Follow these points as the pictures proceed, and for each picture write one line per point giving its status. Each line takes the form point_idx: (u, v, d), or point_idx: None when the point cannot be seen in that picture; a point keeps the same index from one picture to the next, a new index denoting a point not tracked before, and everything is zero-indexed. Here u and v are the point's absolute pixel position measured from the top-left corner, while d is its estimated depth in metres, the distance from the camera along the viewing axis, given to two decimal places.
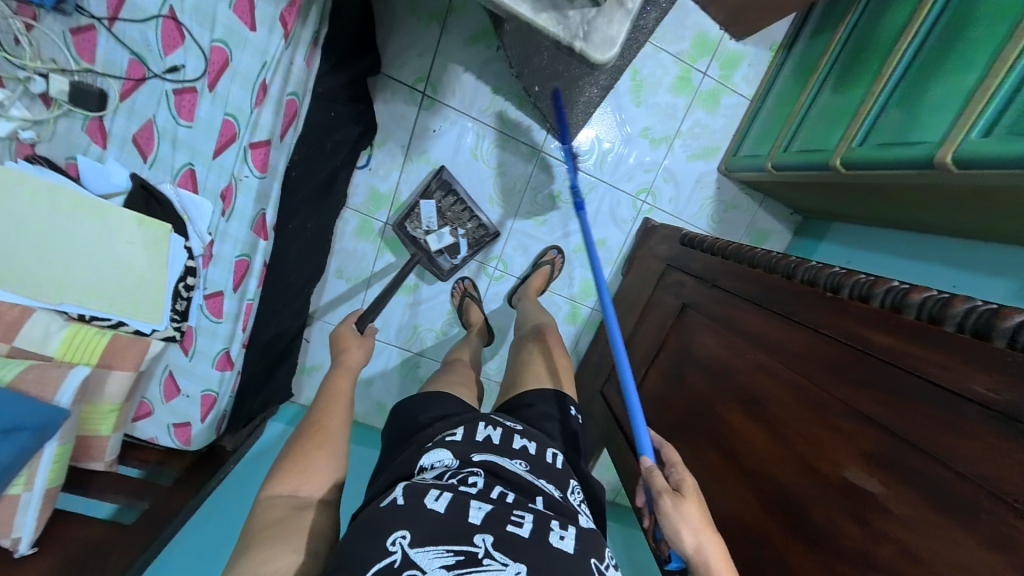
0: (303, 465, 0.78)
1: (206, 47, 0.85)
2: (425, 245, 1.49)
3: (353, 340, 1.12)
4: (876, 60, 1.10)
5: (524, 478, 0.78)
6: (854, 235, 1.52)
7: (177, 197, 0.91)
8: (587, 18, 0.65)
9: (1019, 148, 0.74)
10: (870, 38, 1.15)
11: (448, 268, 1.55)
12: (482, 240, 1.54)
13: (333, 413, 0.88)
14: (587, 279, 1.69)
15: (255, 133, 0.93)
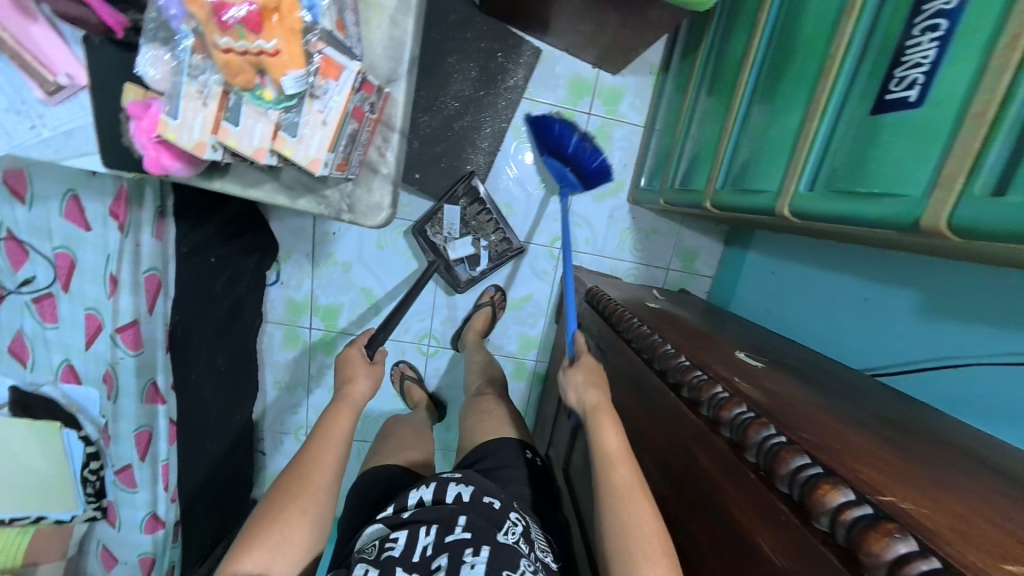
0: (277, 538, 0.69)
1: (50, 255, 0.92)
2: (444, 252, 1.50)
3: (363, 367, 0.94)
4: (726, 89, 1.14)
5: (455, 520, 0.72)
6: (772, 243, 1.48)
7: (61, 392, 1.00)
8: (346, 192, 0.65)
9: (835, 204, 0.76)
10: (722, 66, 1.18)
11: (467, 278, 1.54)
12: (502, 255, 1.54)
13: (322, 466, 0.76)
14: (530, 336, 1.69)
15: (117, 318, 0.96)
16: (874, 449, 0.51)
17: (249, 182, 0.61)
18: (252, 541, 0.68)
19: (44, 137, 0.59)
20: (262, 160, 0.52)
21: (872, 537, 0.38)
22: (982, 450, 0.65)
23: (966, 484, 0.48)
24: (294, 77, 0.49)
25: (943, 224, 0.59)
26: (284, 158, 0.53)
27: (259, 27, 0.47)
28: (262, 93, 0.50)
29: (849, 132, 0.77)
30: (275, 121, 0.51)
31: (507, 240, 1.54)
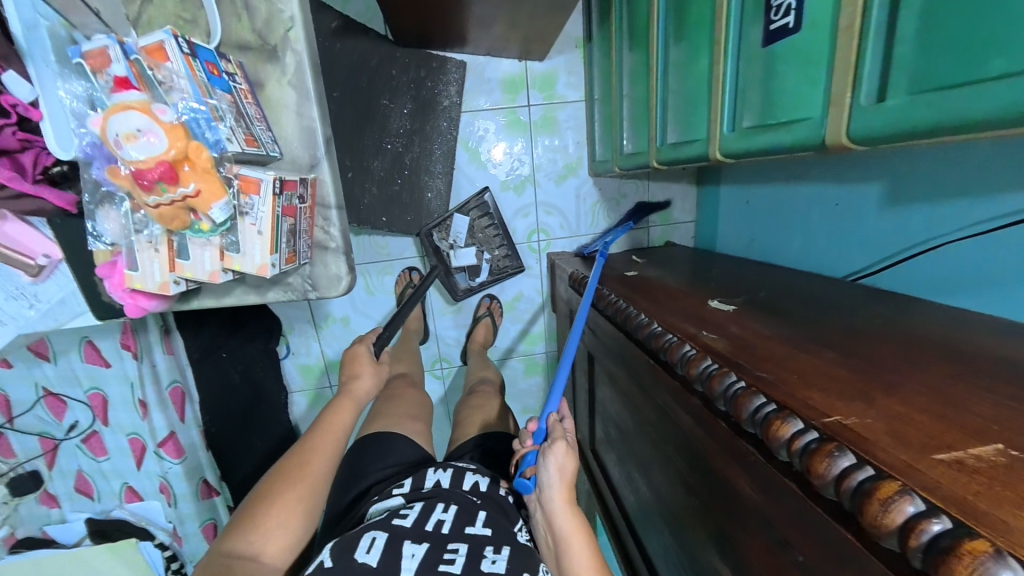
0: (276, 520, 0.72)
1: (85, 398, 1.01)
2: (446, 258, 1.59)
3: (366, 362, 0.98)
4: (643, 48, 1.17)
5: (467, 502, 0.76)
6: (741, 174, 1.48)
7: (131, 512, 1.12)
8: (306, 275, 0.70)
9: (751, 142, 0.80)
10: (637, 25, 1.18)
11: (464, 288, 1.63)
12: (503, 270, 1.64)
13: (322, 453, 0.81)
14: (533, 331, 1.75)
15: (156, 436, 1.06)
16: (833, 374, 0.56)
17: (220, 292, 0.67)
18: (251, 523, 0.71)
19: (41, 313, 0.66)
20: (217, 280, 0.59)
21: (817, 460, 0.42)
22: (952, 333, 0.68)
23: (914, 384, 0.53)
24: (219, 206, 0.54)
25: (843, 137, 0.62)
26: (237, 271, 0.59)
27: (178, 178, 0.53)
28: (198, 226, 0.56)
29: (754, 67, 0.79)
30: (218, 245, 0.58)
31: (510, 256, 1.64)
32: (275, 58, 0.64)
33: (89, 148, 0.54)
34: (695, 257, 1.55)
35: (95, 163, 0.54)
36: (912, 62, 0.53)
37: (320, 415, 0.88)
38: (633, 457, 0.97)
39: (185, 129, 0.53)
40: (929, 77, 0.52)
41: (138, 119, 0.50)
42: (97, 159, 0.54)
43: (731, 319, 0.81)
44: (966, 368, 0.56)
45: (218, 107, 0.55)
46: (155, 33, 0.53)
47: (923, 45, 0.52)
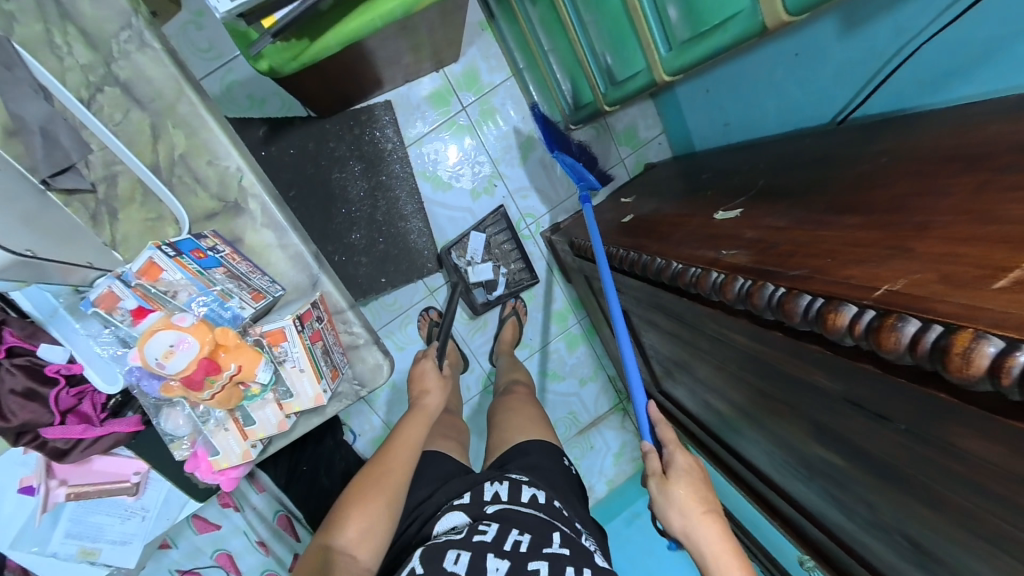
0: (363, 525, 0.77)
1: (214, 559, 1.13)
2: (465, 272, 1.59)
3: (432, 379, 1.04)
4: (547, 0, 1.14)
5: (539, 519, 0.77)
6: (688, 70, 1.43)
7: None
8: (352, 376, 0.74)
9: (694, 54, 0.74)
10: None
11: (482, 301, 1.63)
12: (518, 283, 1.66)
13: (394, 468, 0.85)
14: (559, 309, 1.76)
15: (285, 564, 1.22)
16: (862, 238, 0.55)
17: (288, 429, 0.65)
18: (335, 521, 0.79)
19: (156, 518, 0.73)
20: (286, 426, 0.62)
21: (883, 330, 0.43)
22: (959, 135, 0.66)
23: (949, 211, 0.51)
24: (261, 368, 0.58)
25: (782, 16, 0.61)
26: (299, 412, 0.63)
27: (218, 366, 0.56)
28: (250, 393, 0.60)
29: None
30: (274, 399, 0.61)
31: (527, 269, 1.66)
32: (242, 210, 0.68)
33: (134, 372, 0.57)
34: (676, 168, 1.51)
35: (143, 386, 0.57)
36: None
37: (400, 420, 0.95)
38: (704, 385, 0.98)
39: (206, 323, 0.57)
40: None
41: (166, 336, 0.54)
42: (142, 382, 0.57)
43: (740, 222, 0.80)
44: (994, 168, 0.53)
45: (221, 288, 0.59)
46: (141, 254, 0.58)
47: None
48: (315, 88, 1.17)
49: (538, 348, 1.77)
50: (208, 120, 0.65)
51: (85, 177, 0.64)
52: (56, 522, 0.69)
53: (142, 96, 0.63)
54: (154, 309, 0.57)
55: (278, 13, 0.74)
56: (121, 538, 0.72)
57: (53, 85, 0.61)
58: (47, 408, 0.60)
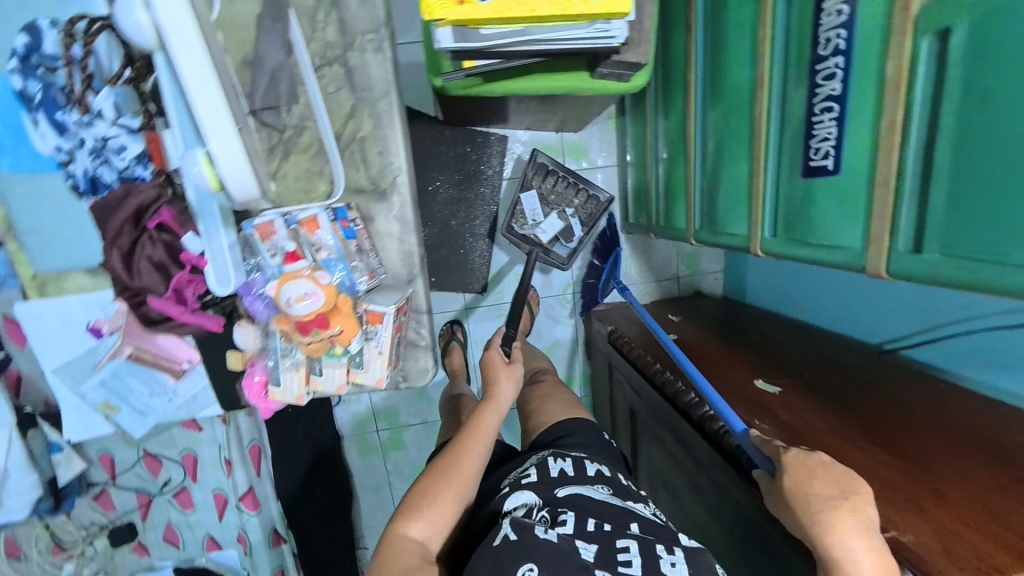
0: (436, 517, 0.76)
1: (179, 458, 1.11)
2: (536, 238, 1.53)
3: (501, 368, 0.99)
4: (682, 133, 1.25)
5: (612, 504, 0.84)
6: None
7: (213, 560, 1.20)
8: (400, 367, 0.81)
9: (796, 251, 0.84)
10: (676, 127, 1.27)
11: (567, 252, 1.58)
12: (592, 215, 1.57)
13: (466, 464, 0.81)
14: (569, 375, 1.82)
15: (237, 491, 1.15)
16: (891, 482, 0.60)
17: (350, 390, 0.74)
18: (410, 512, 0.76)
19: (179, 405, 0.79)
20: (343, 390, 0.70)
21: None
22: (992, 420, 0.73)
23: (970, 493, 0.57)
24: (355, 340, 0.68)
25: (884, 270, 0.68)
26: (358, 383, 0.70)
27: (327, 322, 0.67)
28: (333, 351, 0.68)
29: (793, 176, 0.83)
30: (345, 364, 0.69)
31: (592, 198, 1.57)
32: (385, 199, 0.77)
33: (243, 285, 0.69)
34: (724, 308, 1.61)
35: (263, 311, 0.70)
36: (943, 225, 0.61)
37: (468, 418, 0.90)
38: (684, 520, 1.01)
39: (337, 288, 0.67)
40: (963, 244, 0.59)
41: (304, 285, 0.64)
42: (263, 306, 0.69)
43: (779, 401, 0.85)
44: (1011, 474, 0.60)
45: (356, 263, 0.71)
46: (308, 206, 0.69)
47: (951, 222, 0.60)
48: (460, 107, 1.31)
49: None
50: (397, 121, 0.75)
51: (281, 119, 0.73)
52: (101, 368, 0.74)
53: (358, 82, 0.74)
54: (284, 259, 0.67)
55: (478, 61, 0.93)
56: (140, 409, 0.78)
57: (298, 45, 0.70)
58: (164, 281, 0.69)
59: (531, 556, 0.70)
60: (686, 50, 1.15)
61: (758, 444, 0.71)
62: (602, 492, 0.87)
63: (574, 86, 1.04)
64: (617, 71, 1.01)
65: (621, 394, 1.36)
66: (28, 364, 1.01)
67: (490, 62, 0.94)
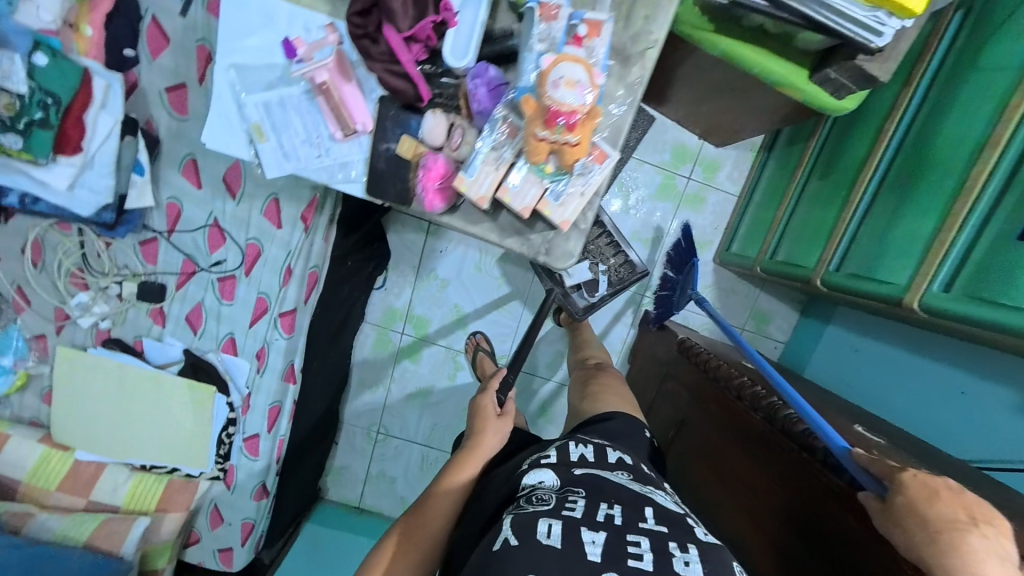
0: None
1: (243, 244, 1.04)
2: (561, 278, 1.36)
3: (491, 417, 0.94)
4: (842, 182, 1.18)
5: (632, 491, 0.71)
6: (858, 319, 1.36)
7: (221, 362, 1.08)
8: (547, 238, 0.75)
9: (976, 311, 0.79)
10: (840, 167, 1.19)
11: (585, 306, 1.38)
12: (626, 282, 1.38)
13: (432, 524, 0.79)
14: None
15: (281, 305, 1.07)
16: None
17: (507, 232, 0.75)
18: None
19: (322, 165, 0.72)
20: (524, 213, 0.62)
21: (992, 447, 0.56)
22: None
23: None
24: (574, 164, 0.58)
25: None
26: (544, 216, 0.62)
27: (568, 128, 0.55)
28: (541, 168, 0.59)
29: (1000, 242, 0.79)
30: (541, 186, 0.60)
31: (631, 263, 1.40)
32: None
33: (476, 67, 0.63)
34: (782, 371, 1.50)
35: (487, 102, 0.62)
36: None
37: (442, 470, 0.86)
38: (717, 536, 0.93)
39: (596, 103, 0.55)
40: None
41: (574, 70, 0.52)
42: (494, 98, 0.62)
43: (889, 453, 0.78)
44: None
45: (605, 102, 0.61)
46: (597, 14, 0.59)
47: None
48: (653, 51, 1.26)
49: (558, 381, 1.67)
50: None
51: None
52: (279, 91, 0.69)
53: None
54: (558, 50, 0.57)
55: None
56: (285, 149, 0.71)
57: None
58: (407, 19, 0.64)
59: (534, 564, 0.57)
60: (892, 99, 1.09)
61: (866, 464, 0.64)
62: (621, 478, 0.75)
63: (791, 75, 1.02)
64: (843, 80, 0.98)
65: (667, 402, 1.26)
66: (150, 76, 0.94)
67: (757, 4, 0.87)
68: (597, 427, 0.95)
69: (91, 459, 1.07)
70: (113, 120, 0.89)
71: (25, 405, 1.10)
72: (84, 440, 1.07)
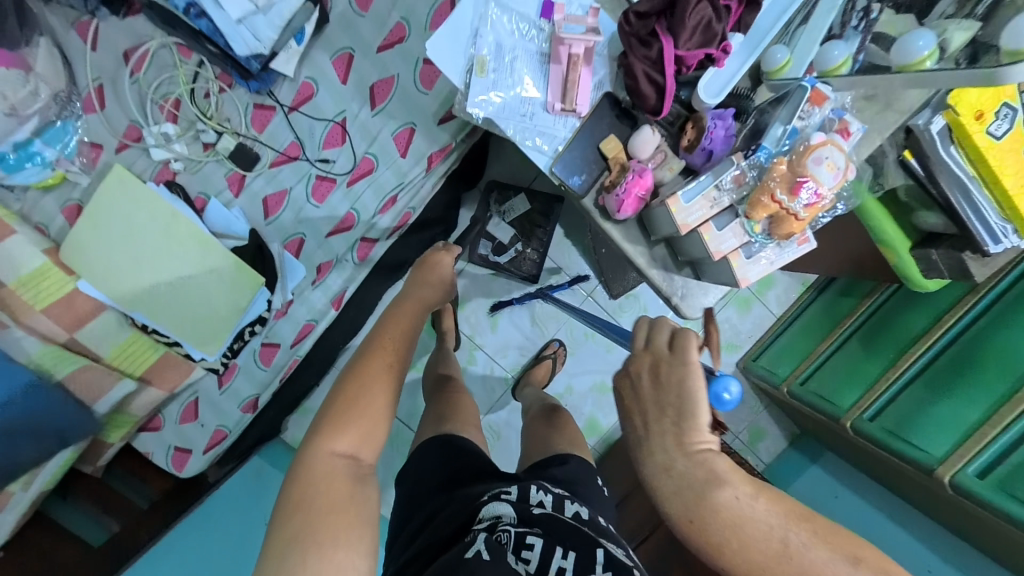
0: (372, 421, 0.54)
1: (359, 156, 0.99)
2: (485, 219, 1.42)
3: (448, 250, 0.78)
4: (893, 340, 1.16)
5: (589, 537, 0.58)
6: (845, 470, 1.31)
7: (281, 257, 1.02)
8: (688, 285, 0.76)
9: (1010, 507, 0.82)
10: (885, 326, 1.20)
11: (478, 255, 1.44)
12: (519, 265, 1.44)
13: (391, 347, 0.59)
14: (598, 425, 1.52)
15: (366, 229, 1.01)
16: (776, 528, 0.46)
17: (655, 264, 0.75)
18: (336, 418, 0.52)
19: (523, 124, 0.71)
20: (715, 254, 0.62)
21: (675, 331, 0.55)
22: None
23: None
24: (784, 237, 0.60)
25: None
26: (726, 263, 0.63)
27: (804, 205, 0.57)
28: (753, 225, 0.61)
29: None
30: (741, 241, 0.62)
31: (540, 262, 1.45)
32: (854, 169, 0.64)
33: (715, 111, 0.66)
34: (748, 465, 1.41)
35: (715, 147, 0.65)
36: None
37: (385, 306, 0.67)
38: None
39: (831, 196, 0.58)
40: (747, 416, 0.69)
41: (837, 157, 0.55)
42: (722, 148, 0.64)
43: None
44: None
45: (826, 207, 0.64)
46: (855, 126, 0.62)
47: None
48: None
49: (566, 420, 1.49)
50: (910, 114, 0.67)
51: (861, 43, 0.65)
52: (518, 42, 0.69)
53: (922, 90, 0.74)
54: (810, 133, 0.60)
55: (913, 160, 0.83)
56: (497, 93, 0.70)
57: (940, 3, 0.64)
58: (687, 34, 0.62)
59: None
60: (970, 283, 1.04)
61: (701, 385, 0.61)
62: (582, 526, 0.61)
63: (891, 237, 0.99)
64: (941, 264, 0.95)
65: None
66: None
67: (914, 172, 0.85)
68: (547, 474, 0.75)
69: (93, 295, 0.95)
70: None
71: (39, 207, 0.96)
72: (96, 266, 0.95)
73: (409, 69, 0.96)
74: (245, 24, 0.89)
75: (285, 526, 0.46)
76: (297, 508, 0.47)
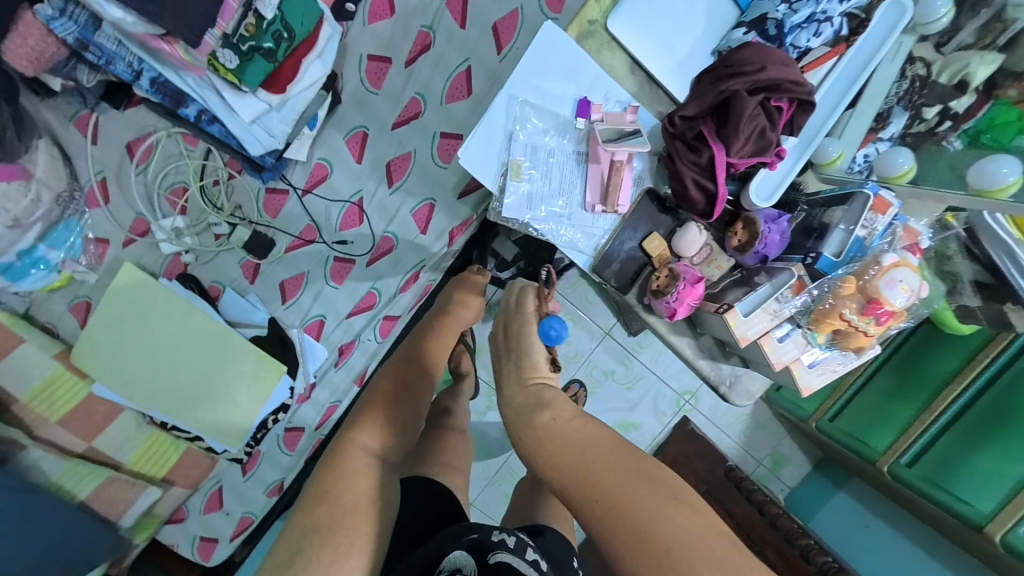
0: (397, 420, 0.55)
1: (378, 236, 0.95)
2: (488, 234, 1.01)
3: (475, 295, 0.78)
4: (925, 372, 0.94)
5: None
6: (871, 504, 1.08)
7: (301, 342, 0.97)
8: (735, 373, 0.73)
9: None
10: (916, 358, 0.97)
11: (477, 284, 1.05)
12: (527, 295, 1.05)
13: (423, 356, 0.65)
14: None
15: (389, 307, 0.97)
16: (603, 458, 0.41)
17: (703, 355, 0.72)
18: (368, 415, 0.54)
19: (560, 223, 0.69)
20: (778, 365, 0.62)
21: (529, 298, 0.58)
22: None
23: (684, 541, 0.36)
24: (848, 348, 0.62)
25: None
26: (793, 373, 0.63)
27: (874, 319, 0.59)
28: (817, 336, 0.62)
29: None
30: (803, 350, 0.62)
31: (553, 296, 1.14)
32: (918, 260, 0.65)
33: (767, 213, 0.65)
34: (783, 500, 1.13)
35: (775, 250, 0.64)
36: None
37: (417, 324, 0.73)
38: None
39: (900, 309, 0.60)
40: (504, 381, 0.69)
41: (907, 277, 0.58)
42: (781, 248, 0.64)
43: None
44: None
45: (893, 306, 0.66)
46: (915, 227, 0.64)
47: None
48: None
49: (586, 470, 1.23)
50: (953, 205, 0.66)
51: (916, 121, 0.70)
52: (553, 144, 0.68)
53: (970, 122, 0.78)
54: (871, 242, 0.61)
55: None
56: (532, 198, 0.68)
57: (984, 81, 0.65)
58: (741, 139, 0.61)
59: None
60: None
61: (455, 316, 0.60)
62: None
63: None
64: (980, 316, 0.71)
65: None
66: (357, 35, 0.94)
67: None
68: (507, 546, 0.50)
69: (107, 397, 0.91)
70: (323, 74, 0.84)
71: (45, 307, 0.91)
72: (106, 365, 0.90)
73: (426, 144, 0.92)
74: (258, 125, 0.84)
75: (308, 515, 0.45)
76: (322, 499, 0.46)
